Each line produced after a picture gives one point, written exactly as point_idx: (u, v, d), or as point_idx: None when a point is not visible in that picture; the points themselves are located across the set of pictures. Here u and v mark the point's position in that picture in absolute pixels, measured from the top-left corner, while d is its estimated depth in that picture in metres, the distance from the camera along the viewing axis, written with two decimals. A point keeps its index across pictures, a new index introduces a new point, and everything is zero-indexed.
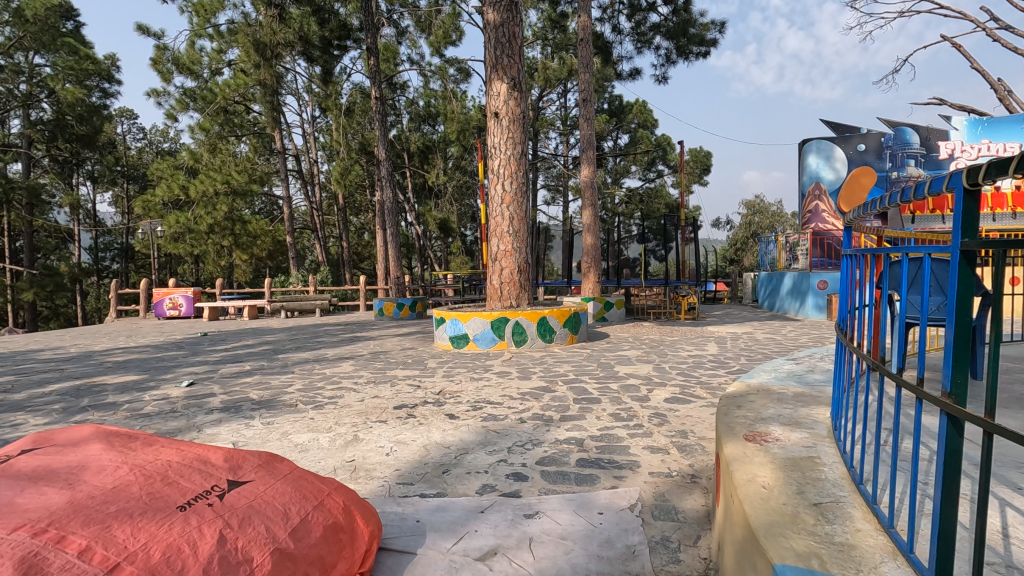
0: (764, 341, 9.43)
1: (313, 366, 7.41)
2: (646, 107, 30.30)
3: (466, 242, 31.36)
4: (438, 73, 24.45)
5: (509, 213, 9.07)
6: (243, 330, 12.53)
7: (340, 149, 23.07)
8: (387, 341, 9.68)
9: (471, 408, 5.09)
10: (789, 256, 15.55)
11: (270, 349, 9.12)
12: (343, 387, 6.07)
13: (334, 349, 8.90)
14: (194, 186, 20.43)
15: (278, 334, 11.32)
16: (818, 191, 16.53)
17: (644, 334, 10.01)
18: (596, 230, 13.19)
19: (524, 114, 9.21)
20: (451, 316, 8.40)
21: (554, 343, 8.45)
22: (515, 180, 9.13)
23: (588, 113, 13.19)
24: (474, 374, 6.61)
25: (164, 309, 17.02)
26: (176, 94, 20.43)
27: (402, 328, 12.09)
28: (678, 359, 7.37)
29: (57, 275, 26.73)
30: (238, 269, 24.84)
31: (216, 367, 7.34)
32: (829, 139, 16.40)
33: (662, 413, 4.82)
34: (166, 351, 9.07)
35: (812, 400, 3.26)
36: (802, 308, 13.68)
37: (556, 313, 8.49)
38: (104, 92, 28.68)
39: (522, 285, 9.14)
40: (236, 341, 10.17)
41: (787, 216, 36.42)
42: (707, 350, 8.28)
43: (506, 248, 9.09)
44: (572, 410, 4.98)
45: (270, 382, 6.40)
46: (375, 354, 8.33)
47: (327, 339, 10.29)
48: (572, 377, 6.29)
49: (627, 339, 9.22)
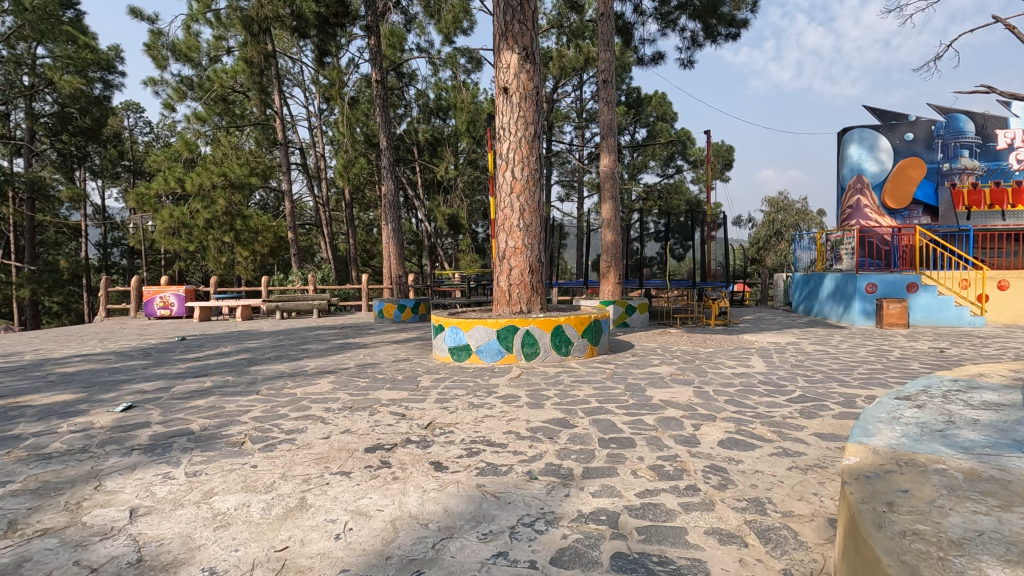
0: (813, 353, 8.11)
1: (287, 383, 6.24)
2: (665, 100, 28.90)
3: (476, 240, 30.28)
4: (448, 62, 23.28)
5: (519, 204, 7.86)
6: (228, 333, 11.48)
7: (345, 141, 22.08)
8: (379, 350, 8.51)
9: (464, 454, 3.87)
10: (831, 256, 13.80)
11: (246, 359, 8.00)
12: (313, 415, 4.89)
13: (317, 360, 7.73)
14: (190, 178, 19.54)
15: (262, 340, 10.17)
16: (860, 184, 15.12)
17: (673, 345, 8.75)
18: (616, 226, 11.90)
19: (538, 90, 7.96)
20: (451, 323, 7.23)
21: (571, 356, 7.22)
22: (527, 166, 7.91)
23: (609, 96, 11.83)
24: (474, 397, 5.41)
25: (155, 308, 16.10)
26: (172, 83, 19.49)
27: (401, 333, 10.91)
28: (721, 380, 6.11)
29: (57, 271, 26.15)
30: (239, 266, 23.89)
31: (170, 384, 6.20)
32: (872, 127, 14.96)
33: (722, 468, 3.55)
34: (128, 361, 7.96)
35: (1009, 494, 1.97)
36: (847, 314, 12.19)
37: (574, 321, 7.23)
38: (106, 83, 27.84)
39: (533, 288, 7.91)
40: (212, 348, 9.07)
41: (813, 214, 34.71)
42: (753, 367, 6.97)
43: (517, 244, 7.86)
44: (597, 460, 3.73)
45: (225, 405, 5.23)
46: (363, 367, 7.17)
47: (314, 347, 9.15)
48: (595, 406, 5.04)
49: (655, 352, 7.96)
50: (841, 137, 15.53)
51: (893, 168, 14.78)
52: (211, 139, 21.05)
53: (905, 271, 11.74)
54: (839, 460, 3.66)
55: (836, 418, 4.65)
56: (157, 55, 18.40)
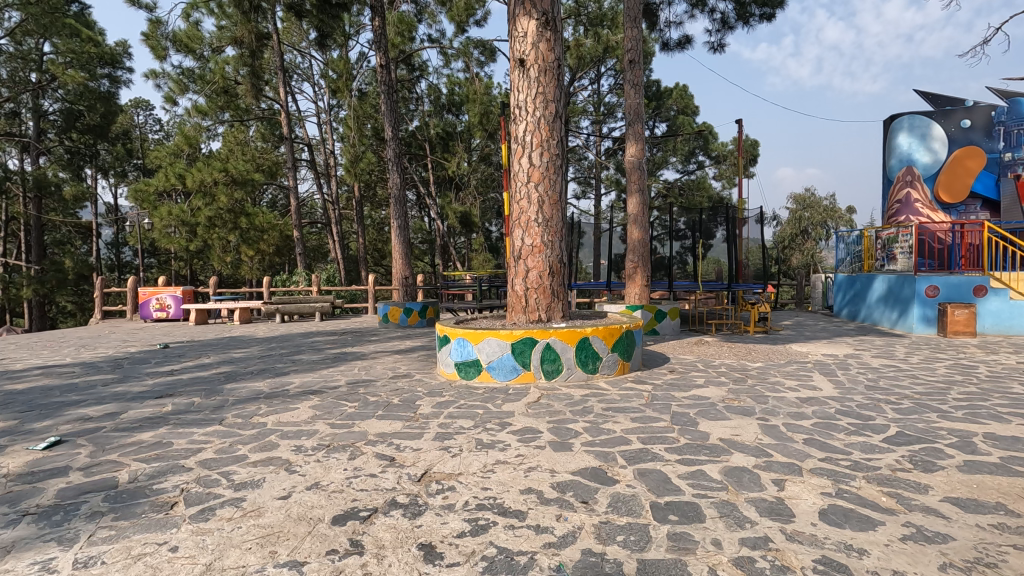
0: (882, 370, 6.88)
1: (260, 408, 5.20)
2: (687, 92, 27.62)
3: (489, 239, 29.24)
4: (460, 54, 22.23)
5: (537, 195, 6.76)
6: (217, 340, 10.53)
7: (351, 134, 21.14)
8: (377, 363, 7.46)
9: (467, 531, 2.78)
10: (882, 254, 12.17)
11: (225, 373, 7.00)
12: (278, 458, 3.84)
13: (304, 376, 6.69)
14: (190, 174, 18.61)
15: (252, 348, 9.17)
16: (910, 176, 13.84)
17: (714, 359, 7.57)
18: (644, 222, 10.75)
19: (560, 61, 6.85)
20: (458, 334, 6.16)
21: (598, 374, 6.10)
22: (546, 152, 6.80)
23: (637, 78, 10.63)
24: (483, 433, 4.32)
25: (151, 310, 15.33)
26: (173, 75, 18.72)
27: (404, 341, 9.86)
28: (788, 408, 4.94)
29: (61, 270, 25.73)
30: (244, 266, 23.16)
31: (122, 409, 5.18)
32: (925, 114, 13.67)
33: (846, 568, 2.41)
34: (91, 375, 6.99)
35: None
36: (903, 320, 10.88)
37: (602, 332, 6.10)
38: (114, 79, 27.28)
39: (554, 293, 6.82)
40: (192, 359, 8.08)
41: (841, 212, 33.16)
42: (820, 389, 5.76)
43: (535, 243, 6.77)
44: (655, 547, 2.61)
45: (175, 442, 4.22)
46: (356, 385, 6.15)
47: (306, 358, 8.12)
48: (638, 449, 3.93)
49: (696, 369, 6.81)
50: (888, 125, 14.29)
51: (948, 158, 13.43)
52: (215, 135, 20.27)
53: (970, 272, 10.35)
54: (1010, 555, 2.51)
55: (965, 473, 3.47)
56: (157, 46, 17.64)
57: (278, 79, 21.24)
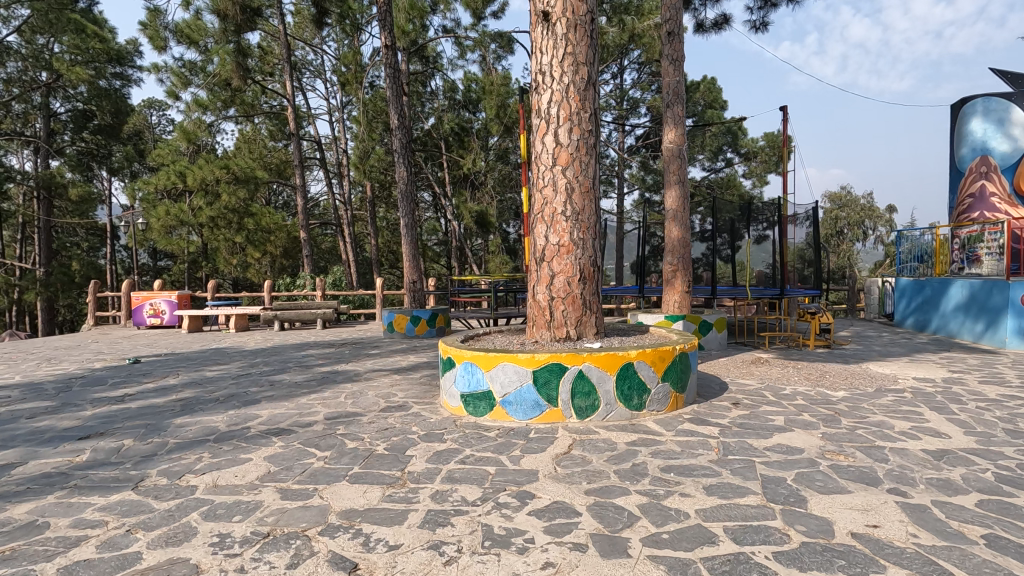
0: (1009, 405, 5.33)
1: (201, 458, 3.91)
2: (715, 85, 26.00)
3: (507, 240, 27.94)
4: (477, 44, 20.98)
5: (565, 183, 5.42)
6: (200, 353, 9.35)
7: (360, 130, 19.95)
8: (369, 390, 6.15)
9: None
10: (961, 255, 10.51)
11: (183, 401, 5.72)
12: (182, 564, 2.52)
13: (277, 408, 5.41)
14: (192, 171, 17.48)
15: (232, 365, 7.93)
16: (986, 167, 12.12)
17: (782, 385, 6.11)
18: (685, 219, 9.30)
19: (592, 16, 5.48)
20: (464, 357, 4.83)
21: (645, 411, 4.72)
22: (576, 127, 5.44)
23: (676, 52, 9.14)
24: (492, 516, 2.97)
25: (144, 316, 14.41)
26: (174, 67, 17.99)
27: (408, 356, 8.57)
28: (925, 474, 3.49)
29: (68, 274, 25.01)
30: (252, 269, 22.21)
31: (21, 462, 3.92)
32: (1003, 96, 11.95)
33: None
34: (25, 402, 5.77)
35: None
36: (992, 332, 9.25)
37: (651, 357, 4.71)
38: (123, 77, 26.61)
39: (585, 304, 5.47)
40: (155, 379, 6.85)
41: (879, 211, 31.27)
42: (951, 438, 4.27)
43: (563, 241, 5.40)
44: None
45: (50, 526, 2.92)
46: (335, 422, 4.83)
47: (288, 379, 6.85)
48: (731, 555, 2.54)
49: (765, 401, 5.36)
50: (959, 109, 12.74)
51: None
52: (218, 131, 19.30)
53: None
54: None
55: None
56: (156, 35, 16.78)
57: (286, 72, 20.19)
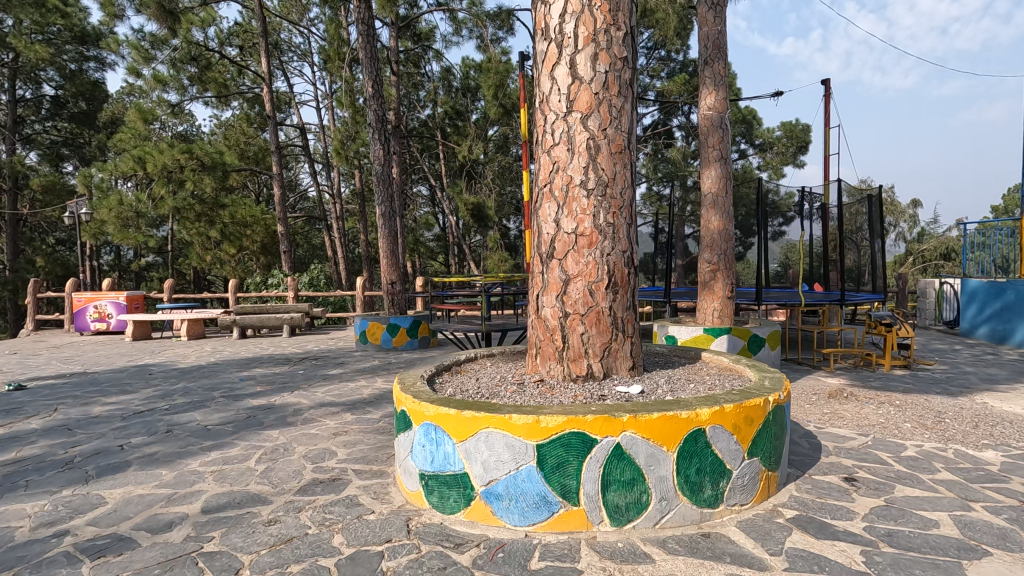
0: None
1: None
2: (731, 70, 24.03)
3: (507, 236, 26.04)
4: (473, 19, 18.95)
5: (589, 138, 3.53)
6: (118, 371, 7.50)
7: (345, 114, 18.04)
8: (297, 445, 4.23)
9: None
10: None
11: (12, 466, 3.82)
12: None
13: (138, 484, 3.49)
14: (151, 156, 15.28)
15: (139, 392, 6.05)
16: None
17: (898, 439, 4.20)
18: (726, 205, 7.40)
19: None
20: (425, 415, 2.97)
21: (723, 507, 2.85)
22: (604, 53, 3.55)
23: None
24: None
25: (87, 320, 12.58)
26: (133, 40, 16.10)
27: (374, 379, 6.68)
28: None
29: (31, 269, 23.00)
30: (228, 266, 20.30)
31: None
32: None
33: None
34: None
35: None
36: None
37: (733, 419, 2.83)
38: (94, 58, 24.56)
39: (615, 327, 3.59)
40: (10, 419, 4.96)
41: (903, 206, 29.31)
42: None
43: (583, 228, 3.52)
44: None
45: None
46: (210, 523, 2.93)
47: (197, 420, 4.96)
48: None
49: (897, 478, 3.44)
50: None
51: None
52: (183, 114, 17.28)
53: None
54: None
55: None
56: (108, 1, 14.71)
57: (261, 49, 18.16)
